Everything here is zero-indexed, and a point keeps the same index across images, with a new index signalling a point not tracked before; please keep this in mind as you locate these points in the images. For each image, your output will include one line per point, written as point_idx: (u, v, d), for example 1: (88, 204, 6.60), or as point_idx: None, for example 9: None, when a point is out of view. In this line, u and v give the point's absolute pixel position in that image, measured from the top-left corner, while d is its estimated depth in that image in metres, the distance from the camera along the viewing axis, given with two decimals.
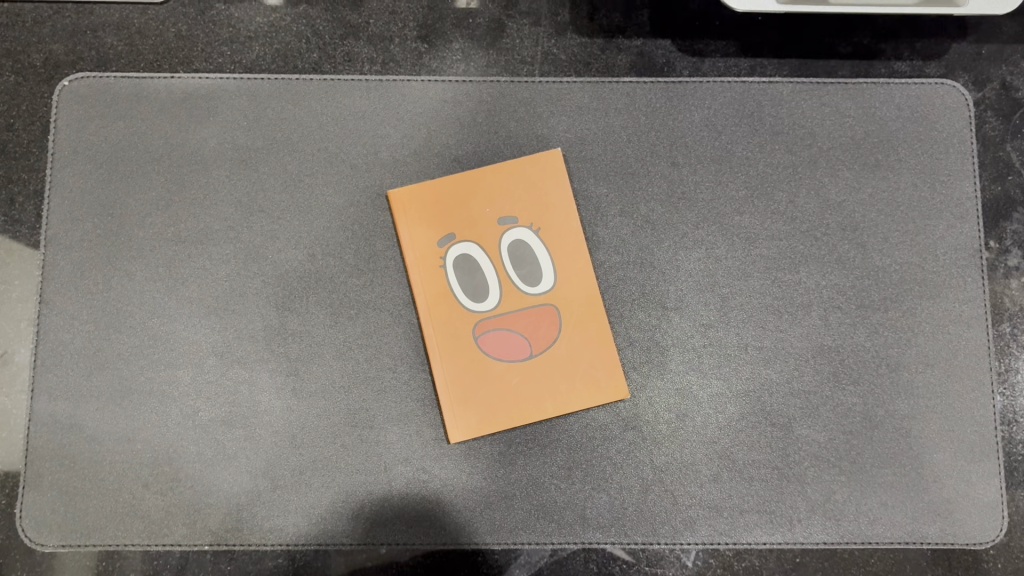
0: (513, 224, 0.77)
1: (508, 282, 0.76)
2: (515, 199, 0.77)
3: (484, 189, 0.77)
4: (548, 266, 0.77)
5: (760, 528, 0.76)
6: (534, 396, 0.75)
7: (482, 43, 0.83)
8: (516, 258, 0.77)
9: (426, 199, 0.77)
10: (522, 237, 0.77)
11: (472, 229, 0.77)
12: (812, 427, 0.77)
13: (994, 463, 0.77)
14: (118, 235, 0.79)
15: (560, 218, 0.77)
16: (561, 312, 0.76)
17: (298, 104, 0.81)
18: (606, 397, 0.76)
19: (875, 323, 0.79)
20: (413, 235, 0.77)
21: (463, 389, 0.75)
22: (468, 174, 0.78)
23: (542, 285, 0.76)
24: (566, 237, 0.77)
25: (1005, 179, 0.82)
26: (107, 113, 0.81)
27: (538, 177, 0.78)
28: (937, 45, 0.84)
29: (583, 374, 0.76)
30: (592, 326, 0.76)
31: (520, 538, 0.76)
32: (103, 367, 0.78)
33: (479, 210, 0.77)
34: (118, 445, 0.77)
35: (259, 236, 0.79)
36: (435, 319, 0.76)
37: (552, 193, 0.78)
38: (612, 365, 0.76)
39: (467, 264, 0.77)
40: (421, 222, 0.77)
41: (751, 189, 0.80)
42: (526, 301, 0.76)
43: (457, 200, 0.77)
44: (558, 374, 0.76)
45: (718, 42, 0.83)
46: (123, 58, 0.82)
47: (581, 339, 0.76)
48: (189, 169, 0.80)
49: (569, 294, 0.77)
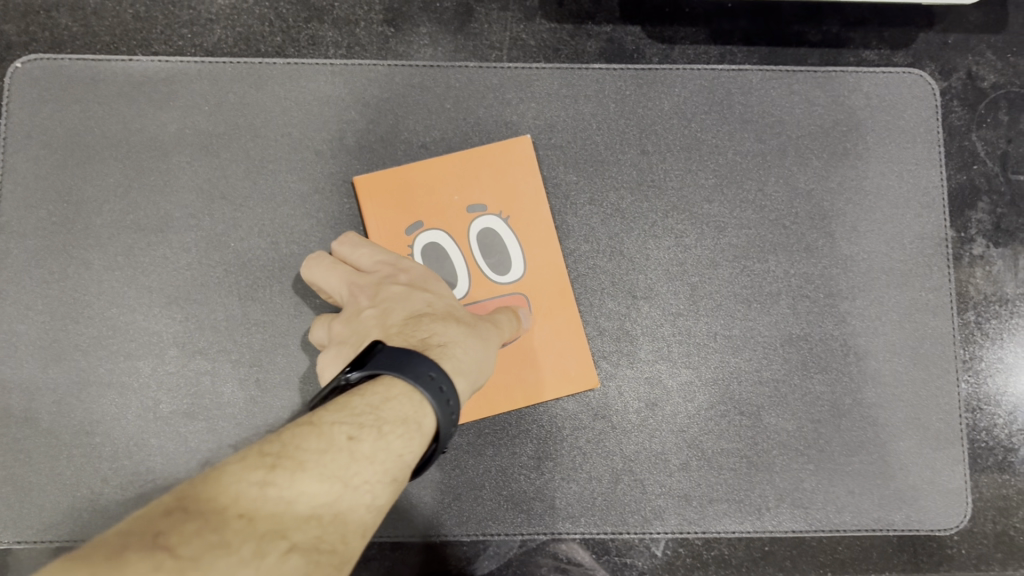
0: (482, 212, 0.76)
1: (477, 272, 0.76)
2: (483, 188, 0.77)
3: (452, 177, 0.77)
4: (518, 255, 0.76)
5: (729, 517, 0.76)
6: (505, 385, 0.75)
7: (450, 28, 0.83)
8: (486, 247, 0.76)
9: (394, 186, 0.76)
10: (492, 226, 0.76)
11: (441, 217, 0.76)
12: (781, 416, 0.77)
13: (959, 450, 0.78)
14: (74, 222, 0.77)
15: (529, 206, 0.77)
16: (531, 301, 0.76)
17: (261, 88, 0.79)
18: (577, 386, 0.76)
19: (843, 312, 0.79)
20: (379, 223, 0.76)
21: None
22: (436, 161, 0.77)
23: (512, 275, 0.76)
24: (535, 226, 0.77)
25: (971, 168, 0.84)
26: (62, 96, 0.78)
27: (507, 165, 0.77)
28: (905, 34, 0.85)
29: (552, 363, 0.76)
30: (563, 316, 0.76)
31: (489, 530, 0.75)
32: (60, 358, 0.75)
33: (448, 198, 0.76)
34: (76, 438, 0.75)
35: (220, 224, 0.77)
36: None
37: (521, 182, 0.77)
38: (583, 354, 0.76)
39: (435, 252, 0.76)
40: (388, 210, 0.76)
41: (721, 177, 0.80)
42: (495, 291, 0.76)
43: (425, 189, 0.76)
44: (529, 364, 0.75)
45: (688, 29, 0.84)
46: (78, 39, 0.81)
47: (550, 328, 0.76)
48: (148, 155, 0.78)
49: (539, 284, 0.76)
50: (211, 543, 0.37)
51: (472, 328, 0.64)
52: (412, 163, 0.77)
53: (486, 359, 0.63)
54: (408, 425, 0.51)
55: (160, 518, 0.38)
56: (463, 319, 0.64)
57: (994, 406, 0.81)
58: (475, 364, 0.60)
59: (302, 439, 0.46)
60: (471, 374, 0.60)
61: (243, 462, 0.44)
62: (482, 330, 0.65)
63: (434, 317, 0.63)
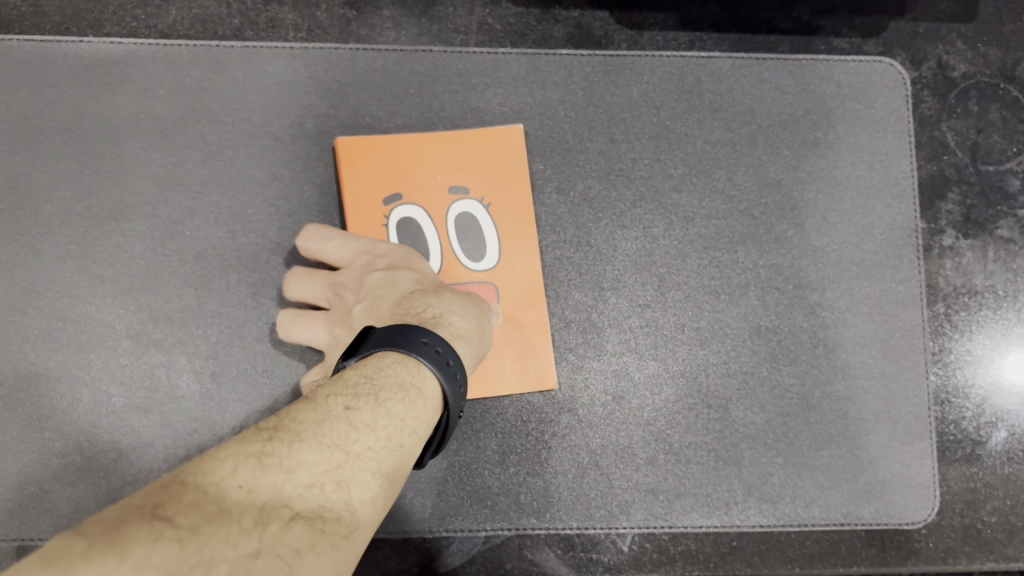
0: (463, 196, 0.74)
1: (449, 256, 0.74)
2: (467, 171, 0.74)
3: (437, 156, 0.74)
4: (493, 244, 0.74)
5: (697, 511, 0.75)
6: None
7: (414, 11, 0.81)
8: (462, 231, 0.74)
9: (375, 155, 0.74)
10: (471, 212, 0.74)
11: (419, 194, 0.74)
12: (749, 409, 0.76)
13: (928, 444, 0.77)
14: (22, 209, 0.74)
15: (512, 195, 0.75)
16: (500, 292, 0.74)
17: (217, 72, 0.77)
18: (536, 385, 0.74)
19: (812, 304, 0.78)
20: (354, 189, 0.73)
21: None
22: (424, 137, 0.75)
23: (483, 263, 0.74)
24: (516, 217, 0.75)
25: (941, 158, 0.83)
26: (9, 77, 0.75)
27: (495, 151, 0.75)
28: (876, 22, 0.84)
29: (515, 360, 0.74)
30: (530, 312, 0.74)
31: (452, 526, 0.73)
32: (6, 351, 0.73)
33: (430, 176, 0.74)
34: (25, 433, 0.72)
35: (175, 212, 0.75)
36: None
37: (508, 170, 0.75)
38: (547, 354, 0.74)
39: (410, 228, 0.74)
40: (365, 178, 0.73)
41: (690, 166, 0.78)
42: (467, 277, 0.73)
43: (407, 164, 0.74)
44: (492, 355, 0.73)
45: (657, 15, 0.82)
46: (26, 19, 0.78)
47: (518, 324, 0.74)
48: (101, 141, 0.75)
49: (511, 275, 0.74)
50: (210, 514, 0.39)
51: (457, 301, 0.65)
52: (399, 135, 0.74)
53: (475, 332, 0.64)
54: (408, 390, 0.52)
55: (159, 492, 0.39)
56: (449, 295, 0.65)
57: (962, 398, 0.80)
58: (461, 331, 0.62)
59: (298, 412, 0.47)
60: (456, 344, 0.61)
61: (244, 438, 0.45)
62: (468, 305, 0.66)
63: (419, 298, 0.64)
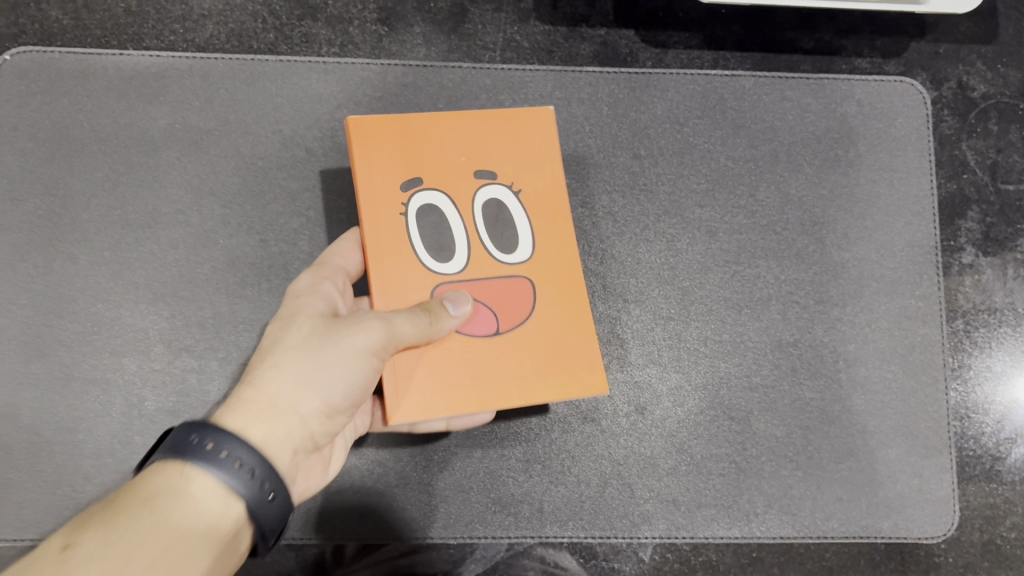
0: (491, 179, 0.65)
1: (478, 244, 0.63)
2: (495, 156, 0.65)
3: (458, 139, 0.65)
4: (527, 232, 0.65)
5: (717, 522, 0.76)
6: (499, 382, 0.62)
7: (444, 28, 0.83)
8: (492, 219, 0.64)
9: (389, 135, 0.63)
10: (501, 198, 0.65)
11: (443, 179, 0.64)
12: (770, 422, 0.77)
13: (946, 459, 0.78)
14: (60, 217, 0.76)
15: (546, 184, 0.66)
16: (539, 285, 0.64)
17: (251, 85, 0.79)
18: (581, 392, 0.63)
19: (834, 318, 0.79)
20: (369, 173, 0.62)
21: (404, 372, 0.60)
22: (443, 118, 0.65)
23: (518, 252, 0.64)
24: (549, 206, 0.66)
25: (961, 177, 0.84)
26: (50, 89, 0.77)
27: (525, 137, 0.66)
28: (896, 43, 0.85)
29: (561, 363, 0.63)
30: (572, 306, 0.65)
31: (475, 533, 0.74)
32: (42, 354, 0.74)
33: (452, 159, 0.64)
34: (58, 436, 0.73)
35: (209, 221, 0.76)
36: (386, 282, 0.61)
37: (540, 154, 0.66)
38: (593, 355, 0.64)
39: (431, 218, 0.63)
40: (380, 161, 0.63)
41: (712, 182, 0.80)
42: (501, 270, 0.63)
43: (427, 146, 0.64)
44: (530, 359, 0.63)
45: (682, 35, 0.84)
46: (68, 32, 0.80)
47: (562, 321, 0.64)
48: (137, 150, 0.77)
49: (549, 265, 0.65)
50: None
51: (295, 343, 0.54)
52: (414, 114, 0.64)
53: (309, 380, 0.53)
54: (156, 499, 0.46)
55: None
56: (291, 336, 0.55)
57: (981, 414, 0.81)
58: (278, 395, 0.52)
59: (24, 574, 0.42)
60: (275, 409, 0.52)
61: None
62: (314, 340, 0.54)
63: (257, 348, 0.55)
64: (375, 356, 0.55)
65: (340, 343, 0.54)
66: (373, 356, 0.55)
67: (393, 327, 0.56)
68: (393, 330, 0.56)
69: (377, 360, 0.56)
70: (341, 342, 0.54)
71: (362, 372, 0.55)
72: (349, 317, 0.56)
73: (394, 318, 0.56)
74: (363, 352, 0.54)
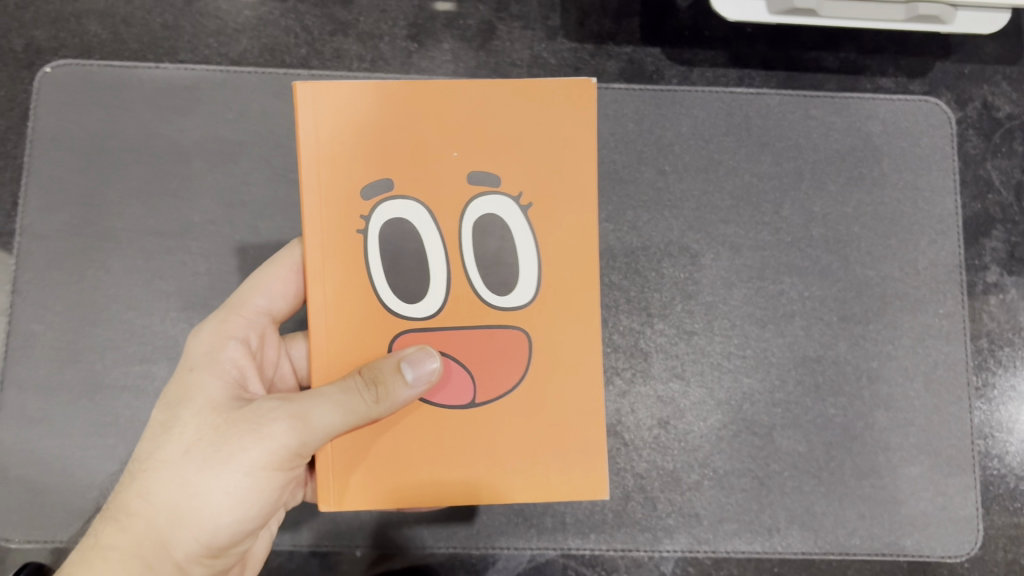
0: (492, 193, 0.51)
1: (461, 279, 0.52)
2: (502, 151, 0.51)
3: (457, 120, 0.51)
4: (533, 266, 0.52)
5: (739, 537, 0.76)
6: (471, 469, 0.52)
7: (473, 44, 0.84)
8: (484, 253, 0.52)
9: (363, 111, 0.51)
10: (505, 216, 0.52)
11: (423, 181, 0.51)
12: (792, 438, 0.77)
13: (970, 477, 0.78)
14: (96, 226, 0.78)
15: (569, 197, 0.52)
16: (535, 344, 0.52)
17: (283, 99, 0.80)
18: (575, 496, 0.53)
19: (858, 335, 0.79)
20: (330, 164, 0.51)
21: (350, 448, 0.52)
22: (443, 84, 0.51)
23: (514, 295, 0.52)
24: (566, 232, 0.52)
25: (985, 197, 0.84)
26: (88, 101, 0.79)
27: (555, 122, 0.52)
28: (922, 63, 0.86)
29: (551, 451, 0.53)
30: (576, 379, 0.53)
31: (497, 543, 0.76)
32: (76, 360, 0.76)
33: (443, 150, 0.51)
34: (90, 441, 0.74)
35: (240, 231, 0.78)
36: (333, 313, 0.51)
37: (570, 151, 0.52)
38: (595, 451, 0.53)
39: (402, 233, 0.52)
40: (346, 148, 0.51)
41: (737, 198, 0.80)
42: (487, 319, 0.52)
43: (412, 128, 0.51)
44: (511, 445, 0.53)
45: (707, 52, 0.85)
46: (106, 46, 0.82)
47: (561, 398, 0.53)
48: (171, 162, 0.78)
49: (553, 319, 0.52)
50: None
51: (183, 454, 0.51)
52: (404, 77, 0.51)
53: (200, 499, 0.51)
54: None
55: None
56: (180, 441, 0.52)
57: (1005, 433, 0.81)
58: (166, 518, 0.51)
59: None
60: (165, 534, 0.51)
61: None
62: (206, 449, 0.51)
63: (152, 440, 0.53)
64: (281, 463, 0.51)
65: (231, 459, 0.51)
66: (278, 463, 0.51)
67: (310, 424, 0.50)
68: (310, 429, 0.50)
69: (287, 462, 0.52)
70: (232, 458, 0.51)
71: (267, 479, 0.52)
72: (248, 417, 0.51)
73: (311, 410, 0.50)
74: (262, 466, 0.51)
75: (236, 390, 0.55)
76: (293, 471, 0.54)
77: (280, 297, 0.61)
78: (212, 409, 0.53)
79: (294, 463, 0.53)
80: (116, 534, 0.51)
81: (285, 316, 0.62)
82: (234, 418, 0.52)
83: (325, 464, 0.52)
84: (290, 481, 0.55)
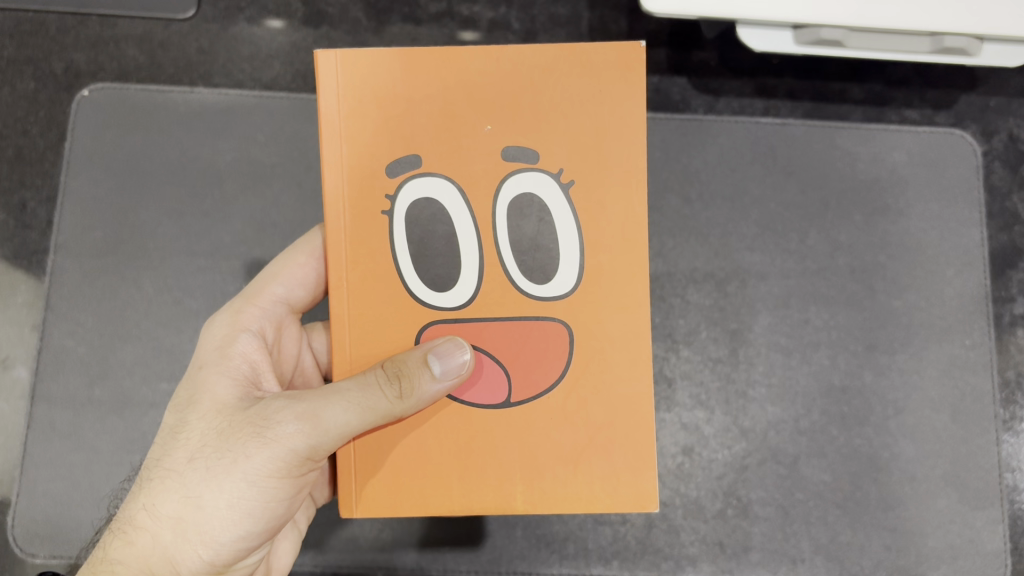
0: (524, 180, 0.52)
1: (494, 264, 0.53)
2: (535, 127, 0.52)
3: (487, 95, 0.52)
4: (571, 250, 0.52)
5: (763, 566, 0.75)
6: (507, 473, 0.53)
7: None
8: (517, 239, 0.52)
9: (388, 87, 0.52)
10: (539, 201, 0.52)
11: (453, 161, 0.52)
12: (817, 467, 0.77)
13: (999, 511, 0.77)
14: (127, 244, 0.79)
15: (607, 173, 0.52)
16: (575, 336, 0.52)
17: (314, 122, 0.81)
18: (613, 504, 0.53)
19: (883, 365, 0.79)
20: (354, 140, 0.52)
21: (382, 443, 0.53)
22: (475, 62, 0.52)
23: (550, 280, 0.52)
24: (606, 220, 0.52)
25: (1012, 229, 0.84)
26: (124, 122, 0.81)
27: (592, 94, 0.52)
28: (948, 95, 0.86)
29: (589, 460, 0.53)
30: (619, 375, 0.53)
31: (519, 567, 0.75)
32: (105, 377, 0.76)
33: (474, 128, 0.52)
34: (116, 457, 0.75)
35: (270, 252, 0.79)
36: (359, 293, 0.52)
37: (606, 127, 0.52)
38: (641, 451, 0.53)
39: (432, 215, 0.53)
40: (371, 124, 0.52)
41: (762, 227, 0.81)
42: (520, 306, 0.52)
43: (442, 104, 0.52)
44: (550, 449, 0.53)
45: (733, 83, 0.86)
46: (143, 70, 0.84)
47: (600, 404, 0.53)
48: (203, 182, 0.80)
49: (595, 310, 0.52)
50: None
51: (189, 463, 0.52)
52: (431, 53, 0.52)
53: (205, 511, 0.51)
54: None
55: None
56: (187, 450, 0.52)
57: None
58: (171, 533, 0.51)
59: None
60: (170, 551, 0.51)
61: None
62: (211, 457, 0.52)
63: (162, 449, 0.54)
64: (286, 468, 0.51)
65: (235, 467, 0.51)
66: (284, 469, 0.51)
67: (320, 424, 0.50)
68: (318, 431, 0.50)
69: (294, 468, 0.52)
70: (235, 466, 0.51)
71: (273, 487, 0.52)
72: (254, 422, 0.52)
73: (322, 410, 0.50)
74: (267, 473, 0.51)
75: (246, 388, 0.55)
76: (304, 479, 0.54)
77: (299, 286, 0.62)
78: (218, 414, 0.53)
79: (303, 468, 0.53)
80: (125, 550, 0.52)
81: (305, 306, 0.64)
82: (238, 424, 0.52)
83: (350, 459, 0.53)
84: (301, 489, 0.55)
